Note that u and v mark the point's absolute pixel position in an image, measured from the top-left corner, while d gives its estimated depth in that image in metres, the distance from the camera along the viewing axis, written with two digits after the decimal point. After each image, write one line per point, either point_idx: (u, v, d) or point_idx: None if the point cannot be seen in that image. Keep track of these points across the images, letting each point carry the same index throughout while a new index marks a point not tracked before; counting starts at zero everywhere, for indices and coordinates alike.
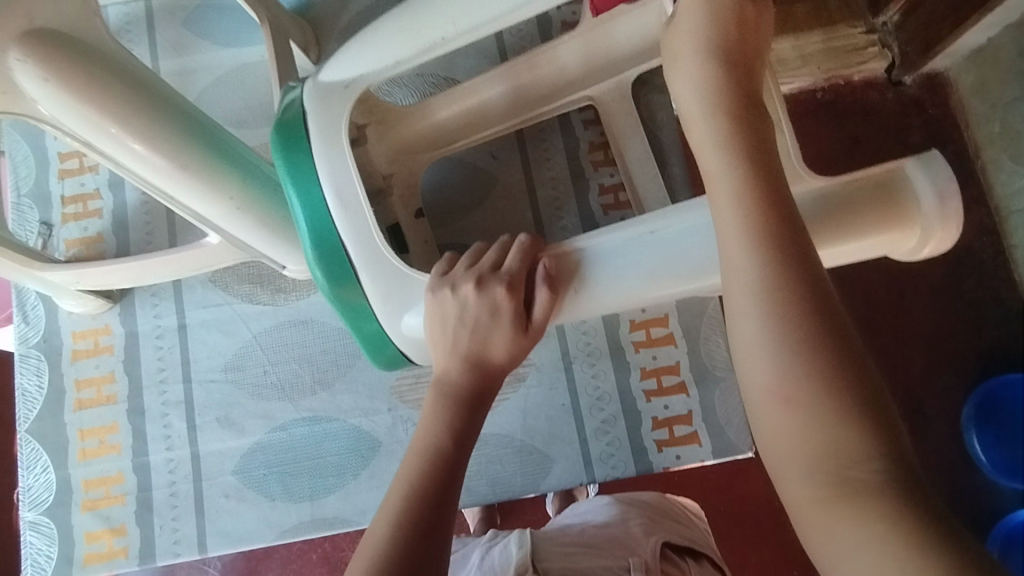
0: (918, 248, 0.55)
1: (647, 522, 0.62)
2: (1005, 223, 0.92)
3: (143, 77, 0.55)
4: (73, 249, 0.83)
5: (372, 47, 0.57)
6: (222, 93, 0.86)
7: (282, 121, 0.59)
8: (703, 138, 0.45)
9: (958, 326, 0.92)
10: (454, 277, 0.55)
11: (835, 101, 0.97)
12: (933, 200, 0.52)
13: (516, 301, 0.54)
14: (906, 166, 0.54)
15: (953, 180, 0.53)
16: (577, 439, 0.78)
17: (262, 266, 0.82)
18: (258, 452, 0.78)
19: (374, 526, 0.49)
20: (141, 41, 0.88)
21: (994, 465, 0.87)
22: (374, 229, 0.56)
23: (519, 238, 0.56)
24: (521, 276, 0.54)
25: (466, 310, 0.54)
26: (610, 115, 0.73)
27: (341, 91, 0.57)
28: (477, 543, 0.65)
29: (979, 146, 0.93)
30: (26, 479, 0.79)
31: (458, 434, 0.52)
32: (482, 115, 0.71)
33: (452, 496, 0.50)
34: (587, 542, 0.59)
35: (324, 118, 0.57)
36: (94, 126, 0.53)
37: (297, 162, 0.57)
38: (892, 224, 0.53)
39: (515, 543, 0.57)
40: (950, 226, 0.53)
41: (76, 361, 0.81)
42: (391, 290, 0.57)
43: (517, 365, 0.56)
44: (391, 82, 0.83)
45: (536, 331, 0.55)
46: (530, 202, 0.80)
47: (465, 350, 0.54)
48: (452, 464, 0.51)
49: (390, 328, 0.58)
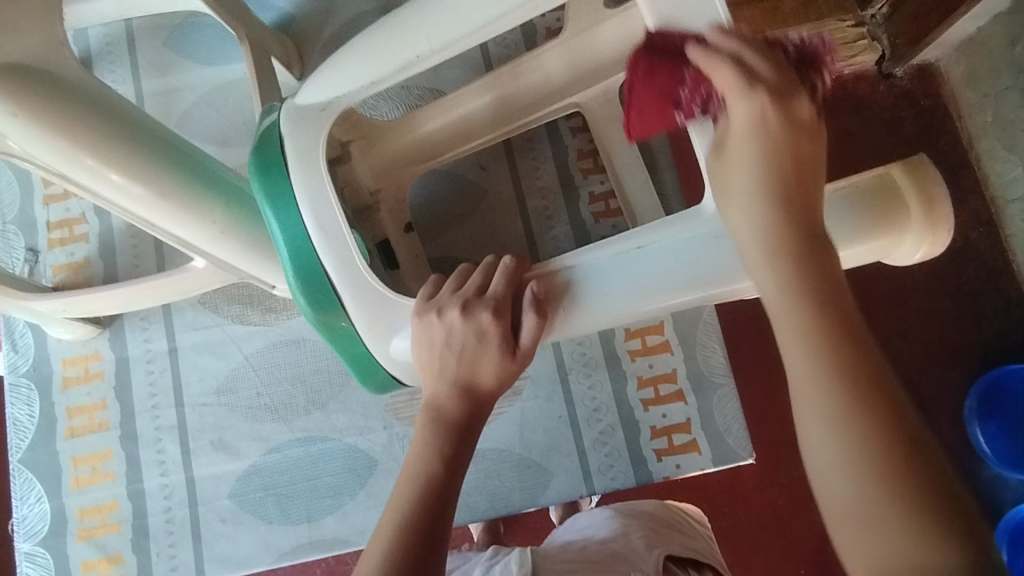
0: (909, 254, 0.54)
1: (650, 533, 0.61)
2: (1002, 213, 0.91)
3: (115, 105, 0.54)
4: (60, 275, 0.83)
5: (347, 68, 0.56)
6: (206, 111, 0.85)
7: (259, 143, 0.58)
8: (738, 228, 0.43)
9: (957, 320, 0.91)
10: (440, 300, 0.54)
11: (826, 96, 0.96)
12: (924, 204, 0.52)
13: (503, 325, 0.53)
14: (894, 172, 0.53)
15: (939, 186, 0.53)
16: (576, 451, 0.77)
17: (252, 287, 0.82)
18: (254, 474, 0.77)
19: (370, 548, 0.48)
20: (122, 62, 0.87)
21: (998, 457, 0.87)
22: (356, 254, 0.55)
23: (503, 260, 0.55)
24: (507, 300, 0.53)
25: (452, 336, 0.53)
26: (598, 123, 0.71)
27: (318, 114, 0.57)
28: (477, 561, 0.63)
29: (972, 137, 0.93)
30: (20, 509, 0.78)
31: (448, 458, 0.52)
32: (466, 127, 0.70)
33: (443, 522, 0.49)
34: (591, 559, 0.58)
35: (302, 139, 0.56)
36: (69, 157, 0.52)
37: (275, 188, 0.56)
38: (885, 229, 0.51)
39: (516, 562, 0.58)
40: (940, 232, 0.53)
41: (67, 388, 0.80)
42: (376, 313, 0.56)
43: (507, 390, 0.55)
44: (376, 96, 0.82)
45: (523, 355, 0.54)
46: (520, 212, 0.79)
47: (453, 375, 0.53)
48: (444, 493, 0.51)
49: (377, 352, 0.57)
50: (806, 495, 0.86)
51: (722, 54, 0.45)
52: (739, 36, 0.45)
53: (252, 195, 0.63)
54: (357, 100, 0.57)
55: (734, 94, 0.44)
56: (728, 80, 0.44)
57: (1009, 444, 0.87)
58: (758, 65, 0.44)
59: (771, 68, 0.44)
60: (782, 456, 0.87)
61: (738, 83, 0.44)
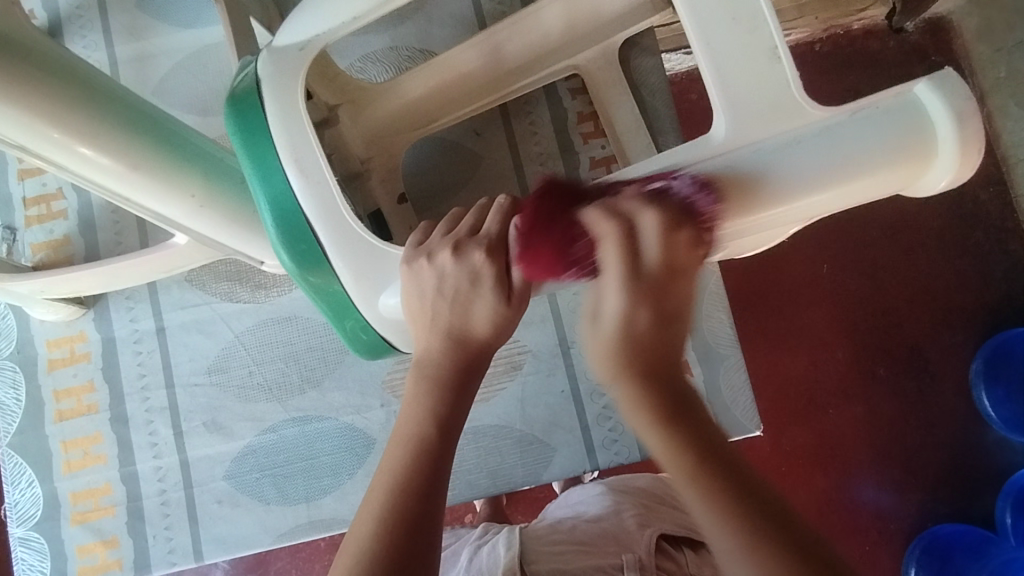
0: (936, 182, 0.46)
1: (642, 512, 0.59)
2: (1012, 173, 0.88)
3: (80, 74, 0.51)
4: (40, 254, 0.79)
5: (326, 4, 0.52)
6: (184, 78, 0.81)
7: (234, 93, 0.54)
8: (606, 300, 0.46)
9: (968, 282, 0.88)
10: (429, 245, 0.51)
11: (835, 53, 0.90)
12: (950, 119, 0.44)
13: (497, 265, 0.50)
14: (916, 89, 0.45)
15: (971, 97, 0.44)
16: (579, 427, 0.75)
17: (240, 263, 0.78)
18: (249, 455, 0.75)
19: (353, 529, 0.46)
20: (93, 27, 0.82)
21: (1004, 421, 0.84)
22: (341, 203, 0.52)
23: (497, 200, 0.52)
24: (501, 240, 0.50)
25: (444, 280, 0.50)
26: (597, 84, 0.67)
27: (297, 55, 0.53)
28: (467, 541, 0.64)
29: (984, 94, 0.89)
30: (12, 494, 0.77)
31: (443, 416, 0.49)
32: (455, 78, 0.65)
33: (436, 490, 0.46)
34: (581, 539, 0.56)
35: (280, 91, 0.52)
36: (32, 130, 0.49)
37: (251, 138, 0.53)
38: (904, 155, 0.44)
39: (503, 544, 0.57)
40: (971, 154, 0.45)
41: (53, 371, 0.78)
42: (364, 266, 0.52)
43: (505, 340, 0.53)
44: (363, 58, 0.78)
45: (519, 301, 0.51)
46: (518, 179, 0.75)
47: (446, 325, 0.51)
48: (439, 457, 0.48)
49: (365, 309, 0.54)
50: (813, 459, 0.86)
51: (615, 222, 0.45)
52: (627, 199, 0.46)
53: (231, 167, 0.62)
54: (339, 38, 0.53)
55: (616, 285, 0.46)
56: (611, 261, 0.46)
57: (1015, 409, 0.84)
58: (650, 245, 0.45)
59: (659, 243, 0.45)
60: (786, 423, 0.87)
61: (619, 269, 0.45)
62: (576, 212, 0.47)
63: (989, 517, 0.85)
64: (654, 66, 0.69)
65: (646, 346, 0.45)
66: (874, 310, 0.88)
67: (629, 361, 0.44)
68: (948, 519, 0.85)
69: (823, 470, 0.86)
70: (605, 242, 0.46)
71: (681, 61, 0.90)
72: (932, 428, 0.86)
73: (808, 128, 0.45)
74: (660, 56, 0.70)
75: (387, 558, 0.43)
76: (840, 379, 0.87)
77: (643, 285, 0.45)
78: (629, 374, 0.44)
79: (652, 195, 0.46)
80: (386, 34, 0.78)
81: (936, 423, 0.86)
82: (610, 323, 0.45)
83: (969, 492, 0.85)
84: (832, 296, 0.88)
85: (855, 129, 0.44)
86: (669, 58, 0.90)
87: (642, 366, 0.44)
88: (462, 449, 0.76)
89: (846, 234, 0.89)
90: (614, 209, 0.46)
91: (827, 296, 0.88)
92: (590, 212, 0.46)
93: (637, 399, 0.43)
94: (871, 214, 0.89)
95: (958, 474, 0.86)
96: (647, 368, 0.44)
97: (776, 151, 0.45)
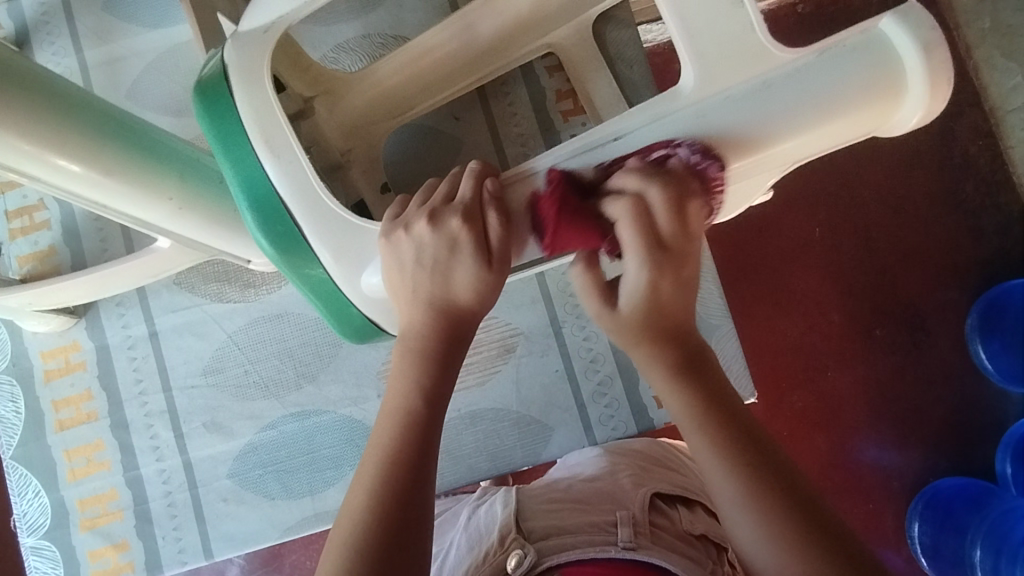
0: (907, 119, 0.46)
1: (638, 473, 0.60)
2: (1002, 124, 0.87)
3: (49, 83, 0.52)
4: (26, 266, 0.79)
5: None
6: (157, 79, 0.80)
7: (202, 81, 0.53)
8: (630, 292, 0.47)
9: (959, 236, 0.88)
10: (406, 216, 0.51)
11: (817, 13, 0.89)
12: (918, 54, 0.44)
13: (475, 230, 0.49)
14: (882, 24, 0.45)
15: (937, 29, 0.44)
16: (575, 404, 0.75)
17: (227, 263, 0.78)
18: (251, 452, 0.76)
19: (340, 526, 0.46)
20: (60, 33, 0.81)
21: (1001, 373, 0.85)
22: (316, 182, 0.51)
23: (469, 166, 0.52)
24: (476, 203, 0.50)
25: (422, 251, 0.49)
26: (573, 61, 0.66)
27: (261, 37, 0.52)
28: (467, 502, 0.66)
29: (969, 45, 0.88)
30: (21, 505, 0.78)
31: (430, 393, 0.49)
32: (429, 54, 0.63)
33: (428, 464, 0.47)
34: (577, 498, 0.57)
35: (248, 80, 0.51)
36: (6, 146, 0.49)
37: (221, 125, 0.53)
38: (869, 93, 0.45)
39: (501, 502, 0.58)
40: (941, 85, 0.45)
41: (50, 381, 0.78)
42: (342, 241, 0.52)
43: (489, 308, 0.52)
44: (336, 49, 0.77)
45: (501, 265, 0.50)
46: (500, 160, 0.74)
47: (427, 295, 0.50)
48: (428, 439, 0.48)
49: (346, 286, 0.54)
50: (811, 425, 0.86)
51: (636, 197, 0.46)
52: (638, 168, 0.47)
53: (206, 167, 0.63)
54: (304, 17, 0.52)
55: (634, 261, 0.47)
56: (630, 241, 0.47)
57: (1014, 360, 0.85)
58: (660, 217, 0.46)
59: (676, 222, 0.47)
60: (784, 387, 0.87)
61: (639, 248, 0.46)
62: (597, 202, 0.48)
63: (990, 469, 0.86)
64: (630, 39, 0.68)
65: (658, 309, 0.48)
66: (866, 269, 0.88)
67: (644, 326, 0.48)
68: (948, 475, 0.86)
69: (824, 433, 0.86)
70: (623, 225, 0.47)
71: (661, 31, 0.89)
72: (929, 384, 0.87)
73: (775, 71, 0.45)
74: (636, 29, 0.68)
75: (383, 528, 0.44)
76: (834, 341, 0.88)
77: (653, 259, 0.46)
78: (650, 335, 0.48)
79: (653, 164, 0.47)
80: (357, 22, 0.77)
81: (934, 379, 0.87)
82: (629, 306, 0.48)
83: (968, 446, 0.86)
84: (821, 261, 0.88)
85: (823, 69, 0.45)
86: (650, 29, 0.88)
87: (650, 332, 0.48)
88: (462, 434, 0.76)
89: (830, 196, 0.88)
90: (620, 192, 0.47)
91: (818, 260, 0.88)
92: (608, 203, 0.47)
93: (651, 341, 0.48)
94: (858, 173, 0.89)
95: (958, 429, 0.86)
96: (661, 328, 0.48)
97: (745, 96, 0.45)
